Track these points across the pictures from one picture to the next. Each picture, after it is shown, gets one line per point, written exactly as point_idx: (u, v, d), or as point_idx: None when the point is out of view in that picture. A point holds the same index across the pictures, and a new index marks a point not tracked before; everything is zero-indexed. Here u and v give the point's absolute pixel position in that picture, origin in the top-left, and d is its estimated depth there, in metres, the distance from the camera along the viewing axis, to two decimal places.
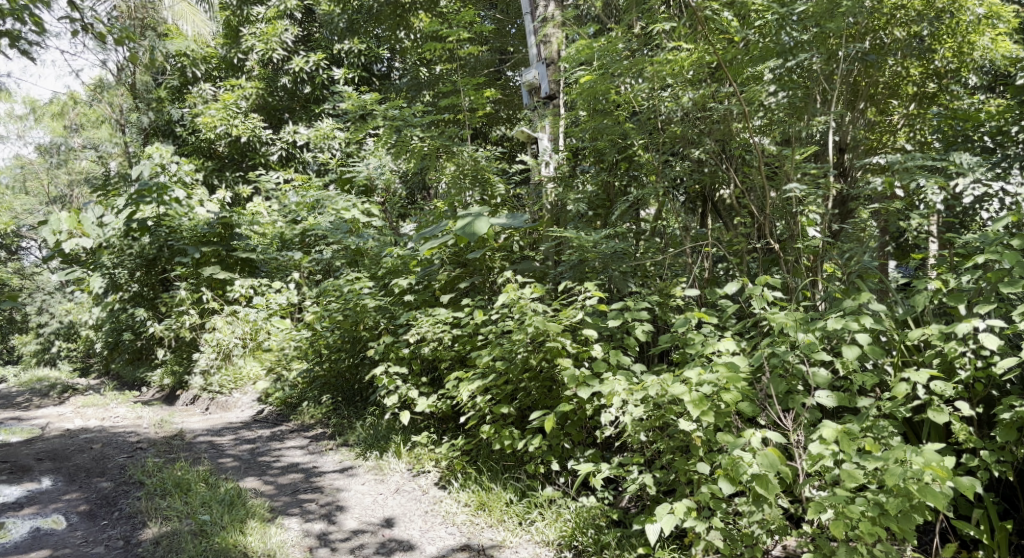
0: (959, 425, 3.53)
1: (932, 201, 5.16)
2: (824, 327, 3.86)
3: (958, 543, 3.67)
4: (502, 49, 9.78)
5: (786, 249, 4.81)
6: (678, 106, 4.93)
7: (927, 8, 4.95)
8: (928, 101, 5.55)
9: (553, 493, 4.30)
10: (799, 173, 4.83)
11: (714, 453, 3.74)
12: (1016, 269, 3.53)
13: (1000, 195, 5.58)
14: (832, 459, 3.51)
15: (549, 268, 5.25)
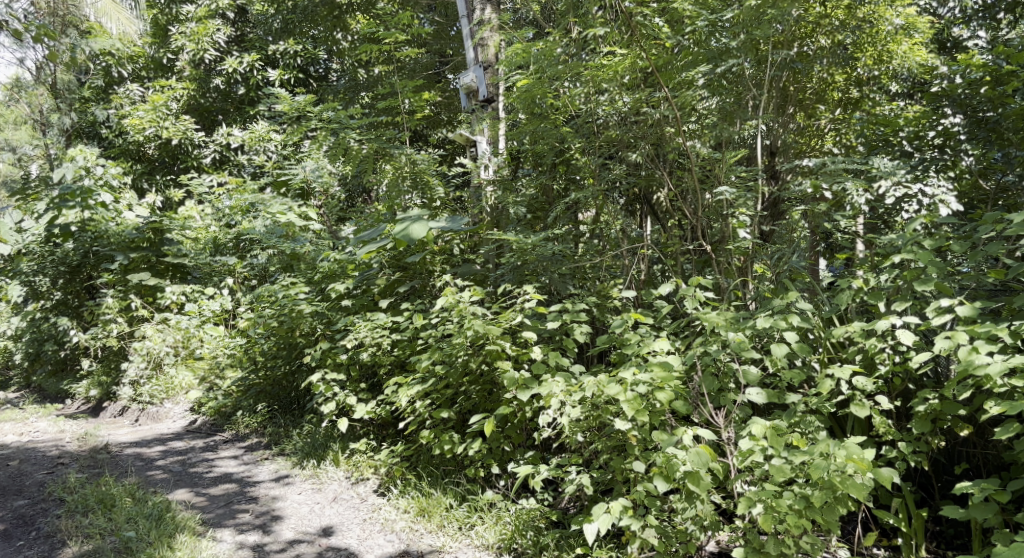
0: (879, 419, 3.67)
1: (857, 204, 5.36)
2: (753, 326, 3.96)
3: (879, 530, 3.87)
4: (441, 51, 9.75)
5: (718, 251, 4.92)
6: (615, 110, 5.05)
7: (849, 17, 5.18)
8: (852, 106, 5.83)
9: (493, 497, 4.31)
10: (730, 176, 4.98)
11: (649, 452, 3.80)
12: (930, 268, 3.68)
13: (920, 196, 5.75)
14: (762, 455, 3.60)
15: (490, 271, 5.26)
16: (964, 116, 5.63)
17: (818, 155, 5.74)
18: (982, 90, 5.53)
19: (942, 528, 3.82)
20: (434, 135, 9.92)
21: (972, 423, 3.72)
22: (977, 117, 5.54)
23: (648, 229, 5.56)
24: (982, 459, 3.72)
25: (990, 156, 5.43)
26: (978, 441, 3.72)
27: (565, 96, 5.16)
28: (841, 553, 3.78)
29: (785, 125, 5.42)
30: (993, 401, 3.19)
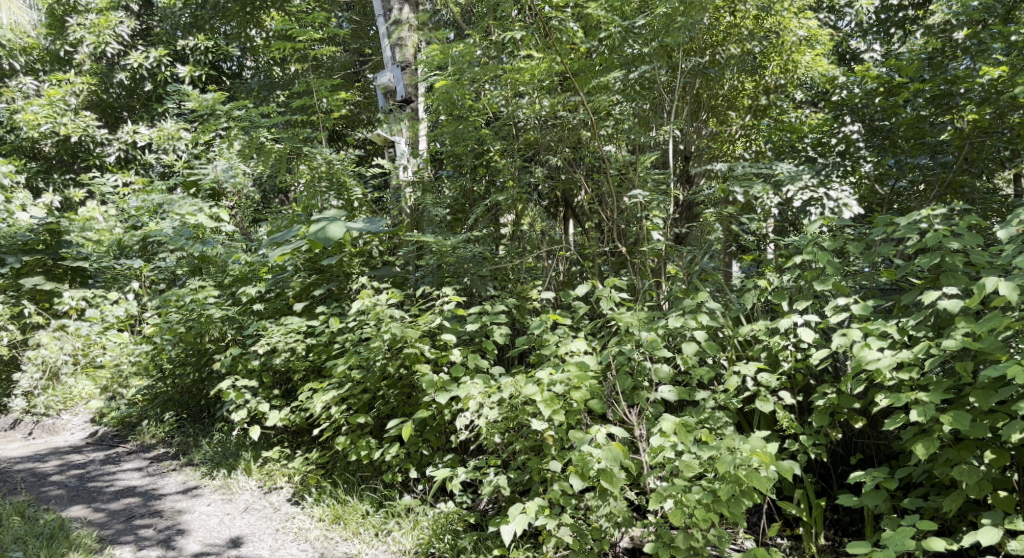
0: (783, 413, 3.80)
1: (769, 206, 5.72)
2: (665, 326, 4.05)
3: (782, 521, 4.02)
4: (359, 51, 9.66)
5: (633, 253, 5.01)
6: (534, 113, 5.10)
7: (756, 27, 5.41)
8: (760, 114, 6.03)
9: (410, 502, 4.28)
10: (645, 181, 5.08)
11: (565, 451, 3.83)
12: (829, 268, 3.85)
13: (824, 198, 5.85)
14: (673, 451, 3.68)
15: (409, 273, 5.22)
16: (861, 125, 5.88)
17: (729, 159, 6.04)
18: (876, 100, 5.76)
19: (839, 516, 4.00)
20: (352, 135, 9.80)
21: (866, 415, 3.90)
22: (872, 126, 5.79)
23: (570, 232, 5.62)
24: (875, 449, 3.92)
25: (885, 162, 5.74)
26: (871, 433, 3.92)
27: (485, 98, 5.19)
28: (747, 544, 3.91)
29: (699, 131, 5.72)
30: (883, 394, 3.35)
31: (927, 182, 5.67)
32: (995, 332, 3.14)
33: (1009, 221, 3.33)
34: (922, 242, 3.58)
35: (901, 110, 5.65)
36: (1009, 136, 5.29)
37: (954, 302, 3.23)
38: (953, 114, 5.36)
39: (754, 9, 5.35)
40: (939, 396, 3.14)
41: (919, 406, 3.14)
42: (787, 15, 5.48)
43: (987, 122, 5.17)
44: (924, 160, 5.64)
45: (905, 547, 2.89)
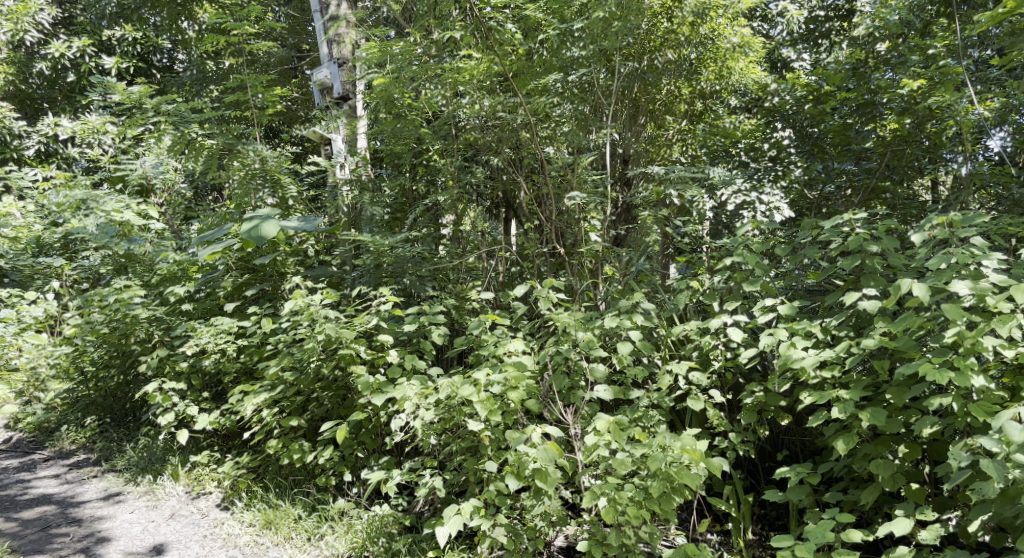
0: (713, 411, 3.89)
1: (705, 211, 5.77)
2: (601, 326, 4.09)
3: (712, 517, 4.11)
4: (295, 47, 9.55)
5: (571, 254, 5.06)
6: (476, 113, 5.08)
7: (692, 33, 5.54)
8: (696, 118, 6.00)
9: (344, 505, 4.23)
10: (582, 182, 5.12)
11: (501, 451, 3.81)
12: (757, 270, 3.97)
13: (756, 204, 5.99)
14: (607, 449, 3.70)
15: (346, 273, 5.16)
16: (793, 131, 6.20)
17: (666, 163, 6.00)
18: (806, 107, 6.11)
19: (767, 511, 4.11)
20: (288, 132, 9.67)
21: (792, 412, 4.03)
22: (802, 131, 6.13)
23: (513, 231, 5.74)
24: (800, 445, 4.05)
25: (814, 167, 5.98)
26: (796, 429, 4.05)
27: (424, 97, 5.13)
28: (679, 541, 3.98)
29: (638, 135, 5.81)
30: (807, 392, 3.45)
31: (853, 189, 5.86)
32: (910, 331, 3.27)
33: (921, 225, 3.44)
34: (843, 245, 3.71)
35: (829, 116, 5.99)
36: (927, 145, 5.53)
37: (872, 303, 3.35)
38: (876, 122, 5.71)
39: (690, 16, 5.45)
40: (859, 394, 3.26)
41: (840, 403, 3.25)
42: (721, 23, 5.61)
43: (905, 131, 5.50)
44: (850, 166, 5.87)
45: (825, 539, 2.99)
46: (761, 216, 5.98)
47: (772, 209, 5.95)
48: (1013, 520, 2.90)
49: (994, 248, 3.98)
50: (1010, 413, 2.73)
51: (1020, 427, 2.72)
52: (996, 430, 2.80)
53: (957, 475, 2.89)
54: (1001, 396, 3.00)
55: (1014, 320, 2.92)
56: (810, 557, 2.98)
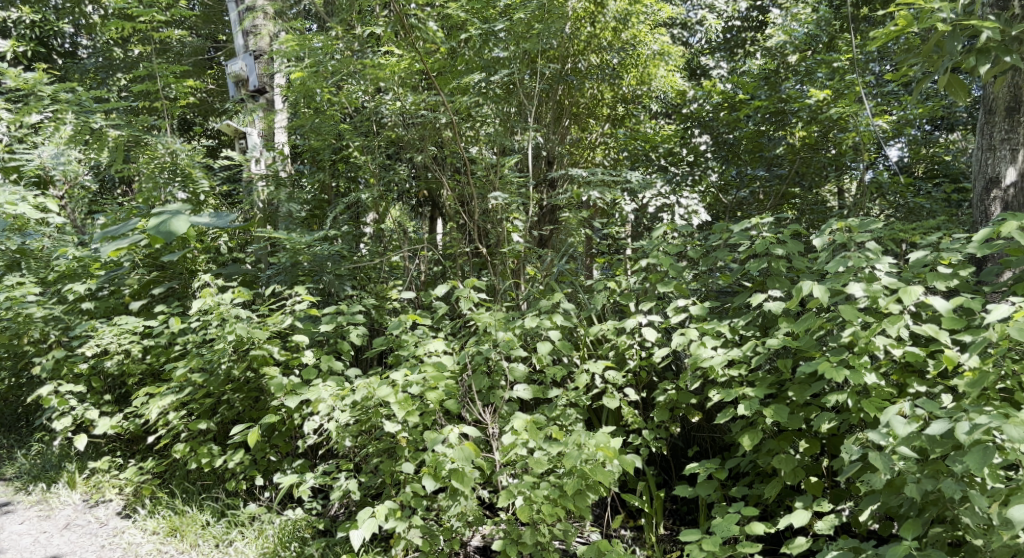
0: (628, 409, 3.97)
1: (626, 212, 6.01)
2: (521, 326, 4.10)
3: (626, 513, 4.19)
4: (211, 37, 9.33)
5: (494, 254, 5.08)
6: (398, 109, 5.01)
7: (614, 38, 5.65)
8: (618, 122, 6.15)
9: (255, 510, 4.13)
10: (503, 182, 5.14)
11: (419, 452, 3.75)
12: (671, 271, 4.08)
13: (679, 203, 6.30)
14: (524, 448, 3.70)
15: (261, 271, 5.04)
16: (708, 137, 6.47)
17: (589, 165, 6.20)
18: (721, 114, 6.35)
19: (677, 506, 4.21)
20: (200, 125, 9.42)
21: (702, 409, 4.15)
22: (719, 138, 6.39)
23: (438, 230, 5.91)
24: (710, 442, 4.17)
25: (729, 172, 6.37)
26: (707, 426, 4.18)
27: (344, 93, 5.05)
28: (593, 537, 4.03)
29: (562, 138, 5.88)
30: (716, 390, 3.55)
31: (765, 193, 6.28)
32: (811, 331, 3.39)
33: (823, 230, 3.59)
34: (751, 248, 3.83)
35: (742, 124, 6.25)
36: (832, 154, 5.92)
37: (777, 304, 3.47)
38: (786, 131, 5.98)
39: (613, 21, 5.57)
40: (763, 391, 3.37)
41: (746, 401, 3.35)
42: (643, 30, 5.71)
43: (813, 140, 5.84)
44: (761, 171, 6.21)
45: (730, 533, 3.08)
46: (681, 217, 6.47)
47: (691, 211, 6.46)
48: (899, 510, 3.02)
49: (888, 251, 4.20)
50: (895, 408, 2.82)
51: (904, 421, 2.80)
52: (883, 424, 2.88)
53: (848, 469, 2.99)
54: (892, 392, 3.15)
55: (904, 320, 3.05)
56: (716, 550, 3.06)
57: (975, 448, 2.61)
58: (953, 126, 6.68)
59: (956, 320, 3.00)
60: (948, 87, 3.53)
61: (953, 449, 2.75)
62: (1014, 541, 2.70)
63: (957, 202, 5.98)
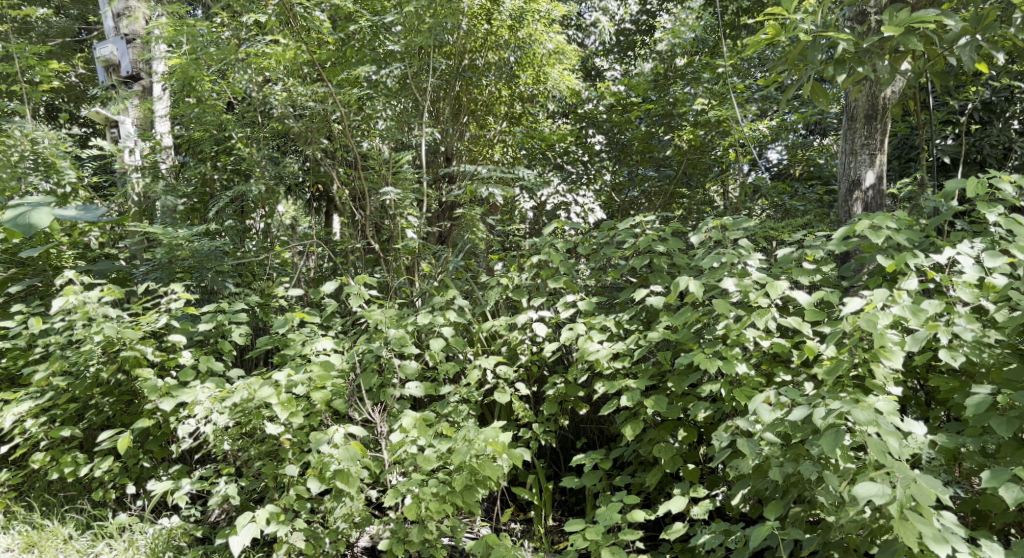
0: (519, 404, 3.99)
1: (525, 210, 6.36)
2: (413, 323, 4.05)
3: (515, 506, 4.24)
4: (81, 18, 8.81)
5: (387, 250, 5.04)
6: (291, 101, 4.81)
7: (511, 37, 5.75)
8: (515, 121, 6.28)
9: (125, 520, 3.92)
10: (397, 178, 5.11)
11: (304, 453, 3.63)
12: (562, 268, 4.14)
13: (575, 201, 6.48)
14: (413, 445, 3.66)
15: (135, 269, 4.83)
16: (603, 138, 6.55)
17: (488, 161, 6.34)
18: (612, 115, 6.46)
19: (566, 498, 4.28)
20: (68, 113, 8.93)
21: (589, 402, 4.24)
22: (612, 138, 6.49)
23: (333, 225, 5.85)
24: (597, 433, 4.28)
25: (621, 173, 6.53)
26: (594, 418, 4.28)
27: (230, 82, 4.81)
28: (483, 532, 4.05)
29: (461, 133, 6.13)
30: (601, 383, 3.62)
31: (656, 193, 6.46)
32: (689, 324, 3.52)
33: (700, 227, 3.72)
34: (636, 244, 3.94)
35: (634, 124, 6.39)
36: (717, 154, 6.24)
37: (659, 299, 3.57)
38: (673, 133, 6.24)
39: (508, 20, 5.66)
40: (645, 383, 3.47)
41: (629, 392, 3.44)
42: (539, 29, 5.76)
43: (699, 142, 6.11)
44: (651, 171, 6.41)
45: (612, 521, 3.17)
46: (576, 216, 6.36)
47: (585, 211, 6.36)
48: (766, 493, 3.16)
49: (759, 250, 4.54)
50: (761, 396, 2.93)
51: (770, 408, 2.92)
52: (750, 411, 3.00)
53: (719, 456, 3.10)
54: (761, 381, 3.28)
55: (770, 313, 3.18)
56: (598, 539, 3.13)
57: (828, 431, 2.73)
58: (826, 131, 7.05)
59: (817, 312, 3.17)
60: (813, 94, 3.71)
61: (812, 434, 2.87)
62: (861, 516, 2.79)
63: (828, 203, 6.31)
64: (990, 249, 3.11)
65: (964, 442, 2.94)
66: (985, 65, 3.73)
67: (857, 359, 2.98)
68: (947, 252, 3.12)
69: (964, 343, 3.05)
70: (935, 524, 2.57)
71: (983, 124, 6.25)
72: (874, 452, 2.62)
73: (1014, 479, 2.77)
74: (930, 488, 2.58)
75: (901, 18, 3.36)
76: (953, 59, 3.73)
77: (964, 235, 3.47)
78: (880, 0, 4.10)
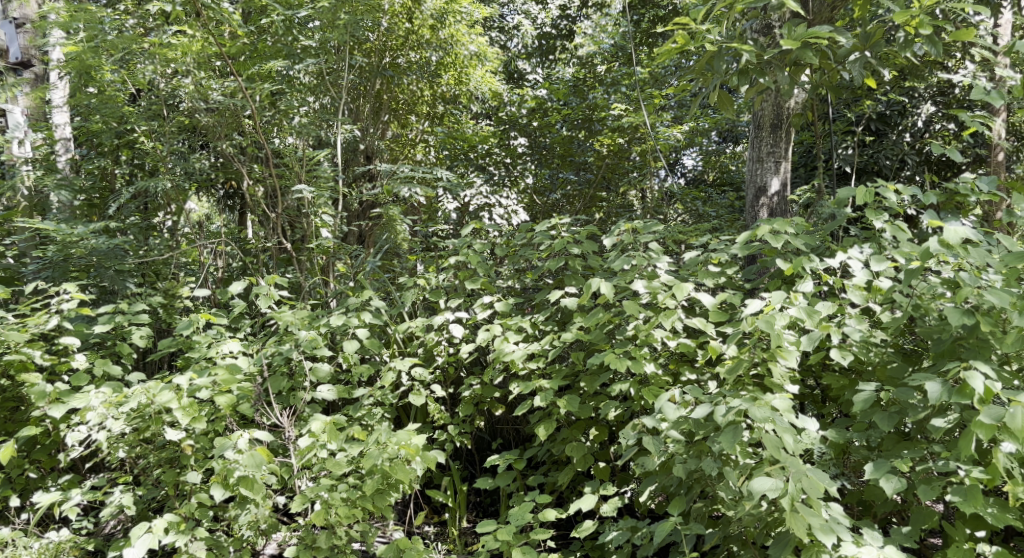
0: (434, 406, 3.95)
1: (448, 211, 6.26)
2: (327, 325, 3.96)
3: (429, 508, 4.21)
4: None
5: (301, 250, 4.94)
6: (202, 97, 4.60)
7: (433, 37, 5.70)
8: (437, 121, 6.33)
9: (5, 536, 3.54)
10: (311, 176, 5.00)
11: (206, 459, 3.49)
12: (479, 269, 4.13)
13: (501, 204, 6.30)
14: (323, 449, 3.57)
15: (24, 266, 4.55)
16: (526, 140, 6.59)
17: (410, 161, 6.35)
18: (536, 121, 6.57)
19: (480, 499, 4.27)
20: None
21: (504, 402, 4.23)
22: (534, 141, 6.61)
23: (247, 225, 5.74)
24: (513, 434, 4.28)
25: (543, 176, 6.63)
26: (510, 419, 4.28)
27: (133, 73, 4.58)
28: (395, 536, 4.00)
29: (381, 132, 6.17)
30: (516, 383, 3.61)
31: (576, 197, 6.66)
32: (602, 325, 3.55)
33: (613, 230, 3.78)
34: (551, 246, 3.97)
35: (555, 129, 6.48)
36: (636, 160, 6.29)
37: (573, 300, 3.57)
38: (593, 138, 6.39)
39: (430, 19, 5.58)
40: (558, 383, 3.48)
41: (542, 392, 3.44)
42: (460, 30, 5.75)
43: (618, 148, 6.17)
44: (571, 175, 6.61)
45: (524, 521, 3.16)
46: (499, 218, 6.28)
47: (509, 212, 6.29)
48: (671, 489, 3.20)
49: (670, 253, 4.62)
50: (666, 395, 2.96)
51: (674, 406, 2.94)
52: (656, 410, 3.03)
53: (626, 454, 3.13)
54: (669, 380, 3.34)
55: (677, 314, 3.23)
56: (509, 539, 3.12)
57: (728, 428, 2.77)
58: (738, 139, 7.24)
59: (720, 314, 3.24)
60: (720, 103, 3.81)
61: (714, 431, 2.90)
62: (759, 510, 2.85)
63: (739, 209, 6.49)
64: (876, 254, 3.23)
65: (851, 437, 3.05)
66: (874, 81, 3.90)
67: (758, 359, 3.04)
68: (840, 257, 3.22)
69: (854, 343, 3.16)
70: (823, 516, 2.64)
71: (879, 135, 6.52)
72: (770, 448, 2.67)
73: (894, 471, 2.89)
74: (819, 482, 2.64)
75: (800, 33, 3.41)
76: (846, 74, 3.90)
77: (858, 240, 3.61)
78: (782, 13, 4.25)
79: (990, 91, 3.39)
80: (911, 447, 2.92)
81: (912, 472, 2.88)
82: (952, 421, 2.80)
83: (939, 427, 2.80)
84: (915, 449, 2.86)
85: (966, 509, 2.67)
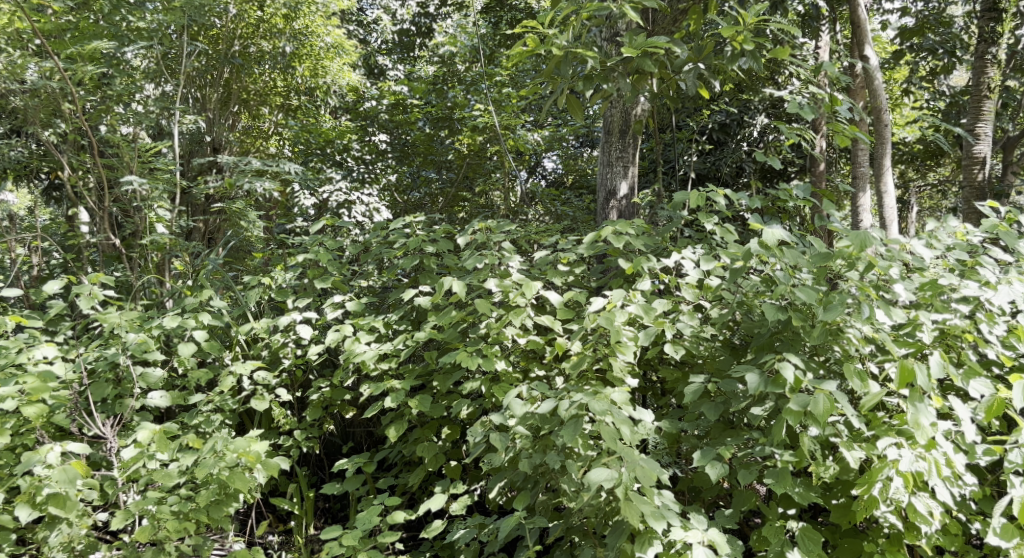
0: (278, 411, 3.75)
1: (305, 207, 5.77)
2: (160, 326, 3.67)
3: (273, 517, 4.02)
4: None
5: (132, 246, 4.58)
6: (13, 76, 4.15)
7: (286, 27, 5.84)
8: (290, 113, 6.56)
9: None
10: (146, 168, 4.65)
11: (11, 476, 3.14)
12: (329, 268, 3.95)
13: (362, 200, 5.63)
14: (151, 458, 3.29)
15: None
16: (387, 136, 6.41)
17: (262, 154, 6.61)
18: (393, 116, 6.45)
19: (329, 504, 4.11)
20: None
21: (355, 405, 4.09)
22: (395, 138, 6.43)
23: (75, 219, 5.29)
24: (364, 436, 4.14)
25: (403, 172, 6.49)
26: (361, 421, 4.14)
27: None
28: (235, 548, 3.78)
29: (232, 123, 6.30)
30: (366, 385, 3.48)
31: (436, 197, 6.54)
32: (454, 324, 3.47)
33: (467, 229, 3.72)
34: (405, 245, 3.86)
35: (415, 126, 6.38)
36: (495, 161, 6.26)
37: (425, 298, 3.48)
38: (454, 137, 6.25)
39: (283, 10, 5.66)
40: (409, 383, 3.37)
41: (393, 393, 3.32)
42: (315, 21, 5.88)
43: (477, 146, 6.14)
44: (432, 174, 6.51)
45: (370, 524, 3.04)
46: (360, 216, 5.56)
47: (370, 211, 5.63)
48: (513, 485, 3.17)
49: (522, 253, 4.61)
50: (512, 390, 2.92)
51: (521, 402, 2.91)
52: (502, 407, 2.98)
53: (471, 450, 3.07)
54: (519, 377, 3.31)
55: (526, 312, 3.20)
56: (355, 544, 3.00)
57: (569, 421, 2.75)
58: (595, 143, 7.37)
59: (568, 311, 3.24)
60: (568, 107, 3.79)
61: (558, 425, 2.89)
62: (596, 500, 2.85)
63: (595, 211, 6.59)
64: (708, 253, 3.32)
65: (683, 427, 3.12)
66: (707, 91, 4.02)
67: (599, 354, 3.06)
68: (674, 256, 3.29)
69: (686, 338, 3.25)
70: (655, 503, 2.67)
71: (719, 142, 6.81)
72: (607, 439, 2.67)
73: (718, 458, 2.97)
74: (652, 470, 2.66)
75: (638, 41, 3.47)
76: (682, 83, 3.99)
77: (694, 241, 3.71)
78: (627, 21, 4.36)
79: (806, 104, 3.70)
80: (734, 435, 3.01)
81: (736, 459, 2.98)
82: (769, 409, 2.92)
83: (756, 414, 2.91)
84: (737, 436, 2.96)
85: (777, 489, 2.78)
